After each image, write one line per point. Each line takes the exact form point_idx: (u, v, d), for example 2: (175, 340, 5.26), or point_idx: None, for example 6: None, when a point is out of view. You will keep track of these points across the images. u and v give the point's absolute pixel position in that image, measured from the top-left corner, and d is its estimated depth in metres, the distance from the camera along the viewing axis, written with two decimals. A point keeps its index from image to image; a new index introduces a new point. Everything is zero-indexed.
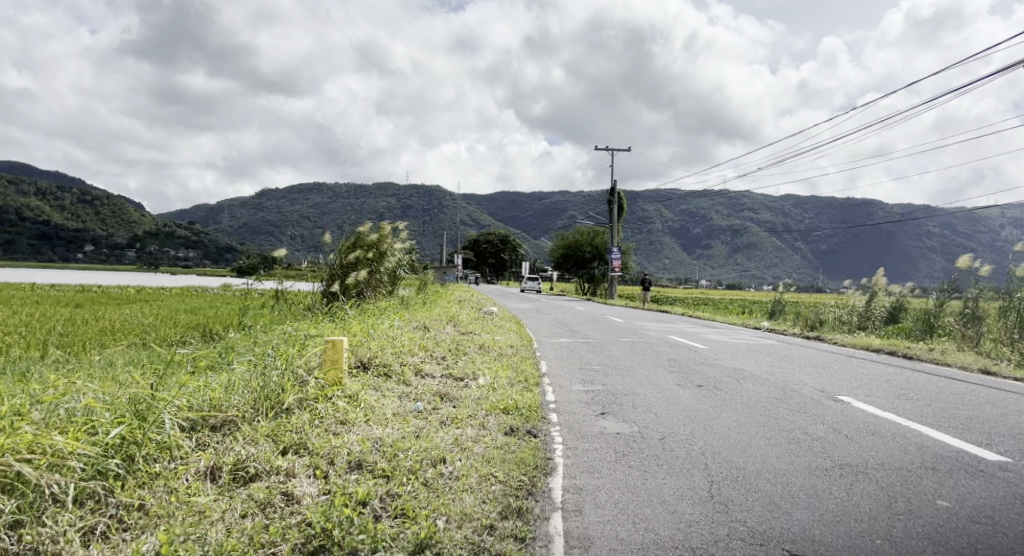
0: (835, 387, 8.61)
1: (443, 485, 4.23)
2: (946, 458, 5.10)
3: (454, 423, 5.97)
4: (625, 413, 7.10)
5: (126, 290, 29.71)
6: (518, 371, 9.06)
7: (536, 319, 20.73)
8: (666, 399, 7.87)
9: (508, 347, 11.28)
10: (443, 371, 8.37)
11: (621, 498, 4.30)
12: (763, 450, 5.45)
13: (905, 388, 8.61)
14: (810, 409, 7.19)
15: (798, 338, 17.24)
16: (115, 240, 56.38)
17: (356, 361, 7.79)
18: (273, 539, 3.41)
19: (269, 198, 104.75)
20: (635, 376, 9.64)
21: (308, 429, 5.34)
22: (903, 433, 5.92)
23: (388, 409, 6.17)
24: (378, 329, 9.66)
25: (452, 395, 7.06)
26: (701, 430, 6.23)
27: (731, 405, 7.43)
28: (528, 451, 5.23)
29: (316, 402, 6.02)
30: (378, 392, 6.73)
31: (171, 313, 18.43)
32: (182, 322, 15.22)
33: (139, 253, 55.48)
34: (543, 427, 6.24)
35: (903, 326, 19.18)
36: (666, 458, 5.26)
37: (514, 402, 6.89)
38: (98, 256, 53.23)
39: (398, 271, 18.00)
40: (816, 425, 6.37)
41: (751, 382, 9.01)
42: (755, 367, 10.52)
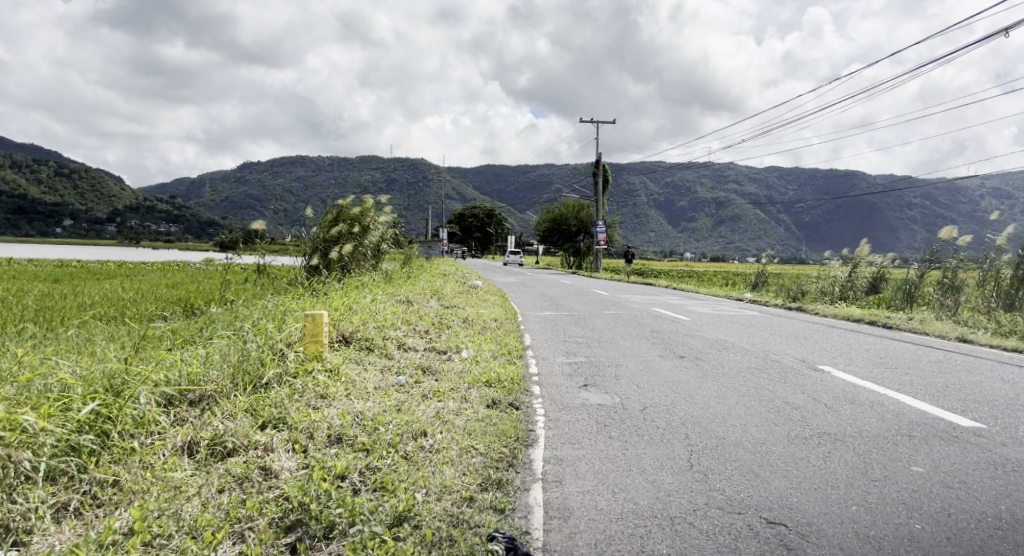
0: (815, 356, 8.70)
1: (423, 459, 4.21)
2: (922, 424, 5.16)
3: (437, 396, 5.96)
4: (608, 384, 7.13)
5: (108, 265, 29.32)
6: (501, 344, 9.06)
7: (521, 292, 20.74)
8: (648, 370, 7.90)
9: (492, 321, 11.27)
10: (426, 344, 8.34)
11: (602, 468, 4.31)
12: (743, 420, 5.48)
13: (884, 357, 8.72)
14: (791, 379, 7.25)
15: (780, 309, 17.39)
16: (95, 214, 55.47)
17: (338, 335, 7.74)
18: (249, 513, 3.38)
19: (251, 171, 103.42)
20: (618, 347, 9.67)
21: (287, 404, 5.30)
22: (880, 401, 5.98)
23: (369, 383, 6.14)
24: (361, 303, 9.60)
25: (435, 368, 7.03)
26: (682, 401, 6.26)
27: (712, 376, 7.48)
28: (510, 424, 5.23)
29: (296, 377, 5.98)
30: (360, 366, 6.70)
31: (153, 288, 18.22)
32: (164, 297, 15.06)
33: (120, 227, 54.69)
34: (525, 400, 6.25)
35: (883, 297, 19.42)
36: (647, 428, 5.28)
37: (496, 374, 6.88)
38: (78, 231, 52.37)
39: (382, 245, 17.88)
40: (796, 395, 6.42)
41: (733, 352, 9.09)
42: (737, 337, 10.60)
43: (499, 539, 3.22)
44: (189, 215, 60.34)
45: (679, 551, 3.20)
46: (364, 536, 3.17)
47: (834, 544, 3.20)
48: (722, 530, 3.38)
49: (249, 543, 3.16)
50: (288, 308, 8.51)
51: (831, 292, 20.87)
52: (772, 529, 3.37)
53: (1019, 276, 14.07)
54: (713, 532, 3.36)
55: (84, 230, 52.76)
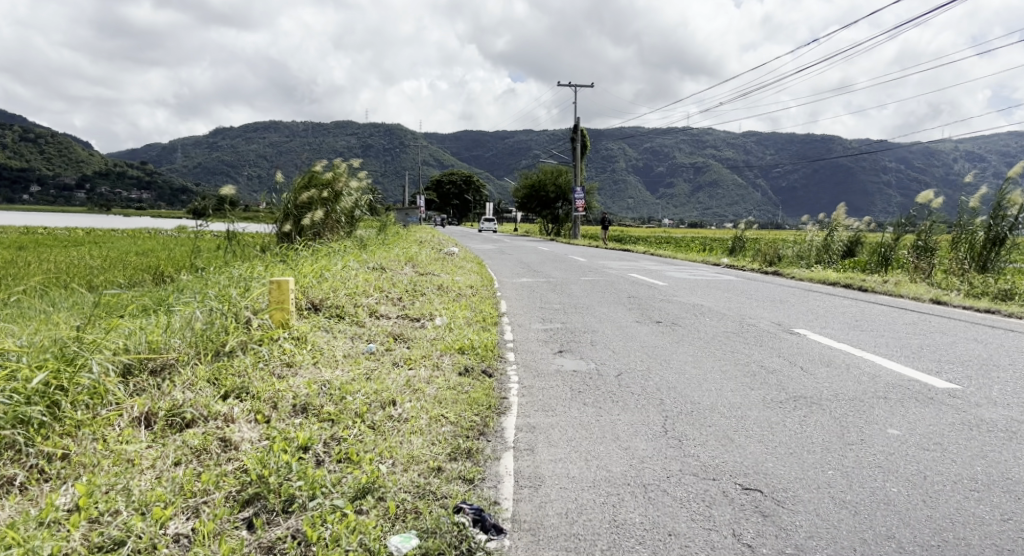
0: (791, 319, 8.70)
1: (390, 428, 4.08)
2: (898, 387, 5.13)
3: (407, 364, 5.83)
4: (583, 350, 7.04)
5: (76, 233, 28.62)
6: (476, 312, 8.92)
7: (499, 259, 20.57)
8: (624, 336, 7.83)
9: (468, 288, 11.11)
10: (399, 312, 8.18)
11: (574, 436, 4.22)
12: (719, 385, 5.41)
13: (859, 319, 8.75)
14: (767, 342, 7.22)
15: (757, 274, 17.45)
16: (62, 180, 53.82)
17: (308, 303, 7.55)
18: (205, 487, 3.23)
19: (223, 136, 101.19)
20: (595, 313, 9.61)
21: (251, 373, 5.14)
22: (856, 364, 5.96)
23: (338, 351, 5.99)
24: (333, 270, 9.37)
25: (407, 336, 6.89)
26: (657, 366, 6.20)
27: (688, 340, 7.44)
28: (481, 391, 5.12)
29: (262, 344, 5.81)
30: (328, 334, 6.52)
31: (121, 255, 17.71)
32: (132, 265, 14.63)
33: (90, 194, 53.15)
34: (498, 366, 6.14)
35: (858, 260, 19.61)
36: (621, 394, 5.20)
37: (469, 341, 6.76)
38: (45, 198, 50.78)
39: (356, 212, 17.54)
40: (772, 358, 6.38)
41: (710, 317, 9.05)
42: (714, 302, 10.59)
43: (465, 510, 3.10)
44: (161, 182, 59.04)
45: (652, 519, 3.10)
46: (324, 510, 3.04)
47: (810, 509, 3.11)
48: (696, 497, 3.28)
49: (202, 518, 3.01)
50: (256, 275, 8.25)
51: (807, 256, 21.03)
52: (747, 495, 3.29)
53: (992, 238, 14.23)
54: (687, 499, 3.26)
55: (53, 196, 51.22)
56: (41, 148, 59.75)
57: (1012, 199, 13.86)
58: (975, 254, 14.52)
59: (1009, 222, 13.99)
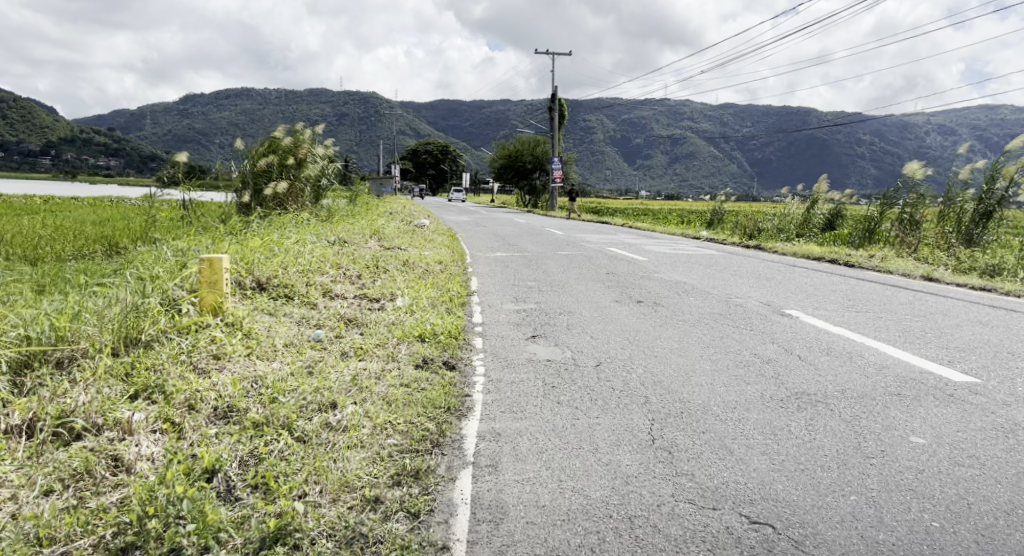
0: (781, 299, 8.12)
1: (323, 443, 3.37)
2: (910, 381, 4.54)
3: (358, 355, 5.10)
4: (558, 335, 6.38)
5: (36, 200, 27.44)
6: (443, 291, 8.20)
7: (473, 232, 19.78)
8: (603, 319, 7.18)
9: (436, 264, 10.34)
10: (356, 292, 7.44)
11: (546, 447, 3.56)
12: (709, 378, 4.78)
13: (852, 299, 8.22)
14: (758, 326, 6.63)
15: (737, 248, 16.95)
16: (26, 146, 51.26)
17: (251, 283, 6.76)
18: (72, 530, 2.56)
19: (193, 103, 98.26)
20: (571, 292, 8.96)
21: (170, 366, 4.35)
22: (859, 352, 5.37)
23: (278, 340, 5.22)
24: (286, 245, 8.54)
25: (361, 320, 6.15)
26: (641, 354, 5.58)
27: (672, 323, 6.83)
28: (439, 389, 4.43)
29: (188, 333, 5.00)
30: (269, 319, 5.75)
31: (75, 225, 16.60)
32: (87, 235, 13.63)
33: (55, 161, 50.66)
34: (462, 356, 5.45)
35: (839, 234, 19.22)
36: (601, 391, 4.54)
37: (430, 326, 6.05)
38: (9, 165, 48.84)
39: (323, 181, 16.55)
40: (766, 345, 5.77)
41: (694, 296, 8.42)
42: (697, 279, 10.01)
43: None
44: (128, 151, 57.22)
45: None
46: None
47: None
48: (694, 537, 2.67)
49: None
50: (197, 252, 7.41)
51: (787, 230, 20.58)
52: (756, 532, 2.69)
53: (981, 212, 13.92)
54: (682, 540, 2.64)
55: (16, 163, 48.62)
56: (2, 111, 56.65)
57: (1004, 172, 13.44)
58: (962, 228, 14.14)
59: (999, 195, 13.62)
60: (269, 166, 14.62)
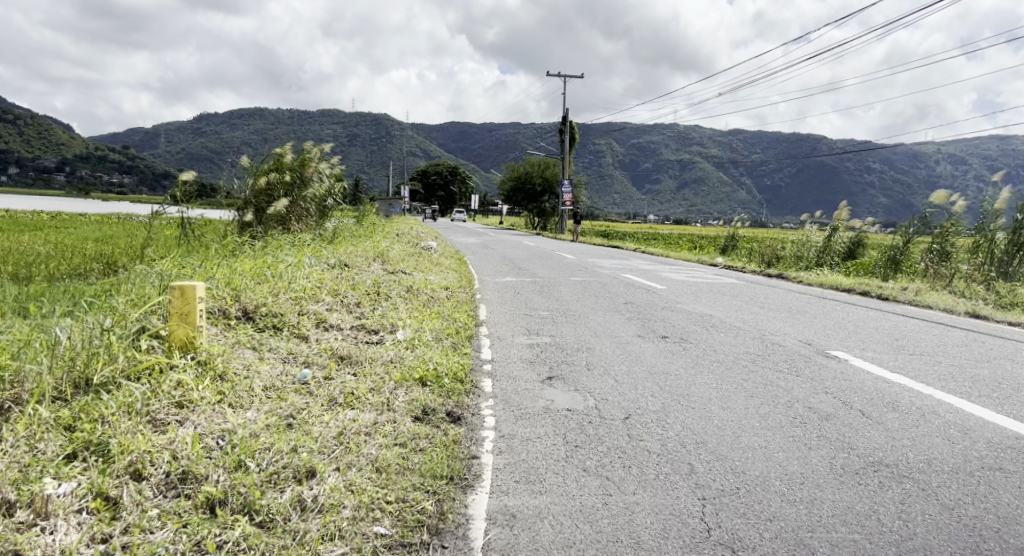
0: (823, 338, 7.36)
1: (290, 536, 2.77)
2: (1009, 450, 3.79)
3: (348, 403, 4.37)
4: (579, 378, 5.61)
5: (44, 216, 27.12)
6: (449, 322, 7.48)
7: (483, 255, 19.13)
8: (627, 357, 6.44)
9: (442, 290, 9.65)
10: (353, 321, 6.76)
11: (576, 539, 2.87)
12: (763, 441, 4.04)
13: (899, 338, 7.45)
14: (802, 370, 5.88)
15: (758, 276, 16.23)
16: (43, 162, 50.98)
17: (236, 311, 6.08)
18: None
19: (206, 121, 98.78)
20: (588, 323, 8.24)
21: (120, 416, 3.60)
22: (931, 408, 4.61)
23: (256, 382, 4.50)
24: (280, 268, 7.85)
25: (355, 357, 5.43)
26: (675, 403, 4.82)
27: (706, 365, 6.07)
28: (441, 450, 3.70)
29: (152, 371, 4.22)
30: (249, 357, 5.03)
31: (79, 242, 16.02)
32: (85, 252, 13.02)
33: (70, 178, 50.25)
34: (469, 405, 4.71)
35: (863, 263, 18.47)
36: (635, 455, 3.80)
37: (433, 366, 5.32)
38: (25, 180, 48.66)
39: (329, 200, 15.88)
40: (818, 396, 4.99)
41: (724, 333, 7.65)
42: (723, 311, 9.28)
43: None
44: (140, 168, 57.18)
45: None
46: None
47: None
48: None
49: None
50: (181, 276, 6.72)
51: (806, 258, 19.79)
52: None
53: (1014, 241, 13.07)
54: None
55: (32, 181, 48.25)
56: (19, 127, 56.55)
57: None
58: (996, 258, 13.31)
59: None
60: (271, 186, 13.99)
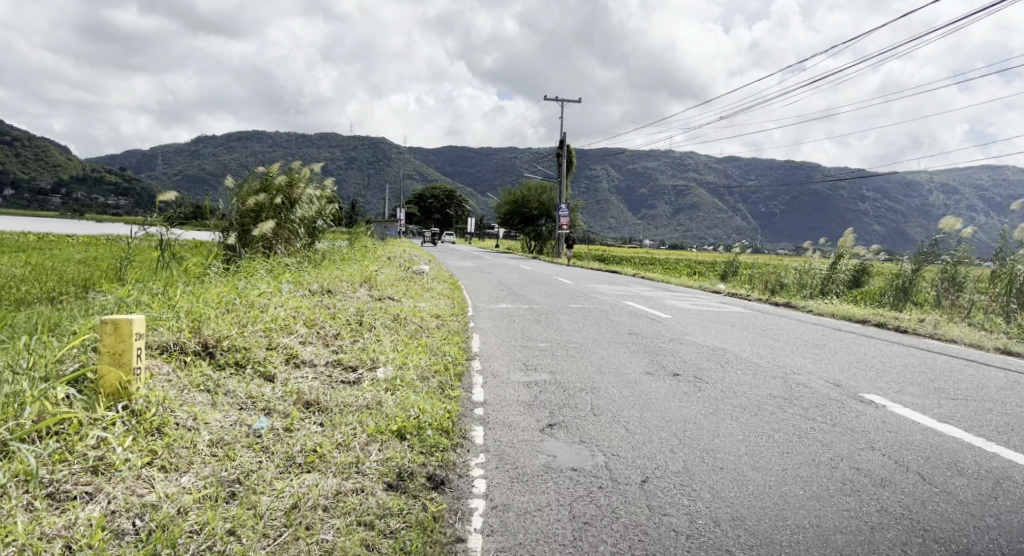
0: (851, 378, 6.64)
1: None
2: None
3: (308, 465, 3.64)
4: (584, 426, 4.86)
5: (31, 237, 26.35)
6: (437, 356, 6.74)
7: (477, 279, 18.43)
8: (637, 400, 5.70)
9: (433, 319, 8.92)
10: (329, 357, 6.03)
11: None
12: (813, 517, 3.34)
13: (935, 379, 6.73)
14: (839, 419, 5.14)
15: (763, 305, 15.56)
16: (38, 183, 50.17)
17: (194, 346, 5.36)
18: None
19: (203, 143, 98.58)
20: (590, 358, 7.52)
21: (12, 491, 2.91)
22: (1005, 472, 3.88)
23: (200, 437, 3.77)
24: (252, 296, 7.12)
25: (325, 403, 4.67)
26: (700, 464, 4.09)
27: (728, 412, 5.33)
28: (415, 535, 3.04)
29: (68, 427, 3.46)
30: (197, 404, 4.27)
31: (59, 264, 15.27)
32: (62, 274, 12.23)
33: (65, 198, 49.44)
34: (456, 463, 3.96)
35: (870, 292, 17.85)
36: (660, 540, 3.13)
37: (415, 413, 4.56)
38: (19, 200, 47.82)
39: (319, 221, 15.17)
40: (865, 454, 4.24)
41: (741, 371, 6.92)
42: (735, 345, 8.57)
43: None
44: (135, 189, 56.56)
45: None
46: None
47: None
48: None
49: None
50: (137, 307, 5.99)
51: (810, 286, 19.14)
52: None
53: None
54: None
55: (27, 201, 47.42)
56: (16, 147, 55.92)
57: None
58: (1015, 290, 12.52)
59: None
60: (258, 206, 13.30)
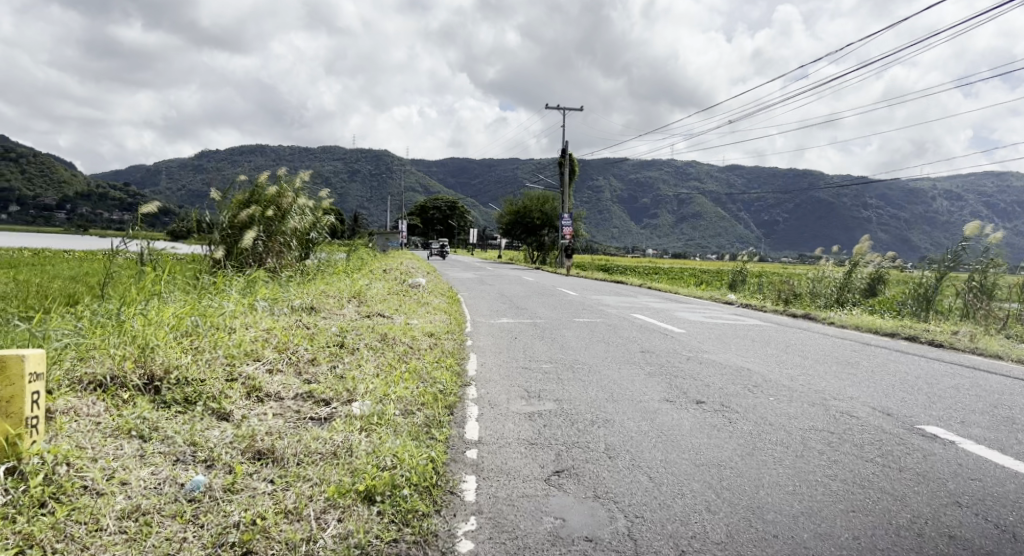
0: (902, 407, 5.77)
1: None
2: None
3: (243, 546, 2.86)
4: (598, 474, 4.02)
5: (25, 252, 25.59)
6: (426, 384, 5.85)
7: (477, 291, 17.59)
8: (660, 436, 4.84)
9: (425, 338, 8.07)
10: (299, 388, 5.19)
11: None
12: None
13: (998, 406, 5.85)
14: (905, 461, 4.27)
15: (779, 317, 14.70)
16: (43, 199, 49.42)
17: (136, 380, 4.56)
18: None
19: None
20: (601, 381, 6.67)
21: None
22: None
23: (108, 506, 2.97)
24: (217, 318, 6.29)
25: (282, 450, 3.82)
26: (750, 533, 3.28)
27: (770, 453, 4.46)
28: None
29: None
30: (118, 457, 3.45)
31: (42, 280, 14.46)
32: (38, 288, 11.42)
33: (66, 213, 48.71)
34: (437, 537, 3.15)
35: (888, 302, 16.92)
36: None
37: (389, 464, 3.72)
38: (25, 218, 47.05)
39: (312, 233, 14.35)
40: (953, 514, 3.42)
41: (773, 397, 6.06)
42: (761, 365, 7.71)
43: None
44: None
45: None
46: None
47: None
48: None
49: None
50: (77, 335, 5.17)
51: (825, 295, 18.23)
52: None
53: None
54: None
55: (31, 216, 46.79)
56: (18, 163, 55.40)
57: None
58: None
59: None
60: (251, 219, 12.50)
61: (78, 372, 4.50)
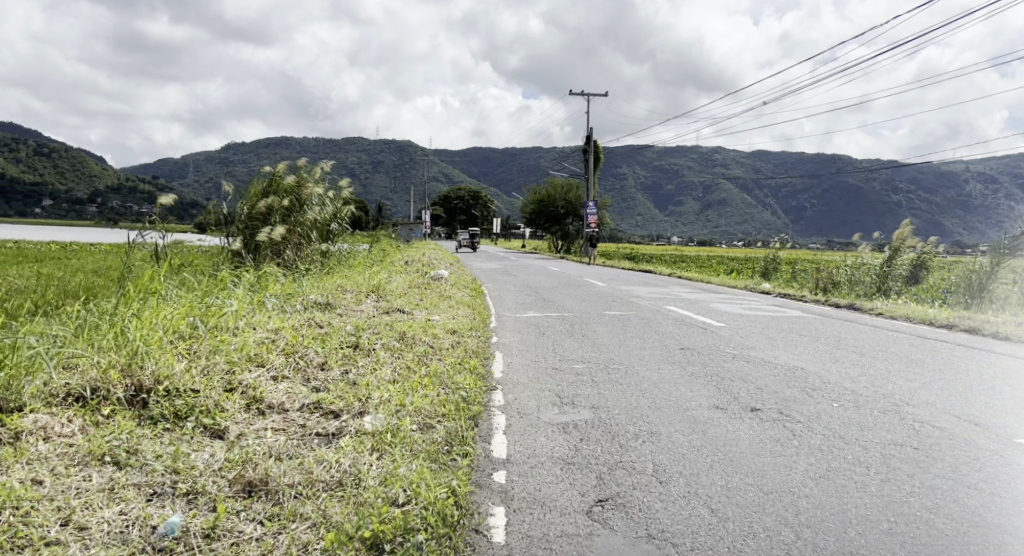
0: (990, 416, 5.02)
1: None
2: None
3: None
4: (650, 504, 3.41)
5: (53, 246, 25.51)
6: (447, 391, 5.24)
7: (501, 283, 16.95)
8: (717, 454, 4.19)
9: (447, 336, 7.46)
10: (306, 398, 4.63)
11: None
12: None
13: None
14: (1014, 488, 3.59)
15: (819, 307, 13.83)
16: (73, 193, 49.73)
17: (120, 393, 4.03)
18: None
19: None
20: (641, 384, 6.00)
21: None
22: None
23: None
24: (219, 320, 5.74)
25: (277, 479, 3.25)
26: None
27: (849, 476, 3.79)
28: None
29: None
30: (82, 492, 2.93)
31: (62, 274, 14.20)
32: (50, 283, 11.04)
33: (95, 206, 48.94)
34: None
35: (935, 290, 15.84)
36: None
37: (401, 499, 3.14)
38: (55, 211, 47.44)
39: (332, 224, 13.82)
40: None
41: (838, 404, 5.36)
42: (816, 364, 6.97)
43: None
44: None
45: None
46: None
47: None
48: None
49: None
50: (60, 341, 4.65)
51: (865, 284, 17.18)
52: None
53: None
54: None
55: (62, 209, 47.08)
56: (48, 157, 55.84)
57: None
58: None
59: None
60: (268, 210, 11.99)
61: (55, 384, 3.99)
